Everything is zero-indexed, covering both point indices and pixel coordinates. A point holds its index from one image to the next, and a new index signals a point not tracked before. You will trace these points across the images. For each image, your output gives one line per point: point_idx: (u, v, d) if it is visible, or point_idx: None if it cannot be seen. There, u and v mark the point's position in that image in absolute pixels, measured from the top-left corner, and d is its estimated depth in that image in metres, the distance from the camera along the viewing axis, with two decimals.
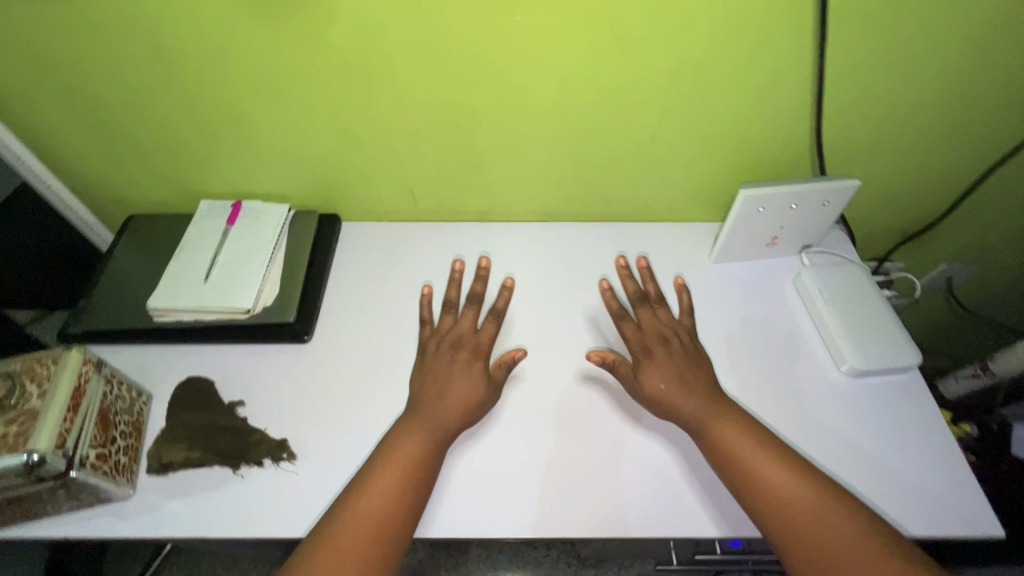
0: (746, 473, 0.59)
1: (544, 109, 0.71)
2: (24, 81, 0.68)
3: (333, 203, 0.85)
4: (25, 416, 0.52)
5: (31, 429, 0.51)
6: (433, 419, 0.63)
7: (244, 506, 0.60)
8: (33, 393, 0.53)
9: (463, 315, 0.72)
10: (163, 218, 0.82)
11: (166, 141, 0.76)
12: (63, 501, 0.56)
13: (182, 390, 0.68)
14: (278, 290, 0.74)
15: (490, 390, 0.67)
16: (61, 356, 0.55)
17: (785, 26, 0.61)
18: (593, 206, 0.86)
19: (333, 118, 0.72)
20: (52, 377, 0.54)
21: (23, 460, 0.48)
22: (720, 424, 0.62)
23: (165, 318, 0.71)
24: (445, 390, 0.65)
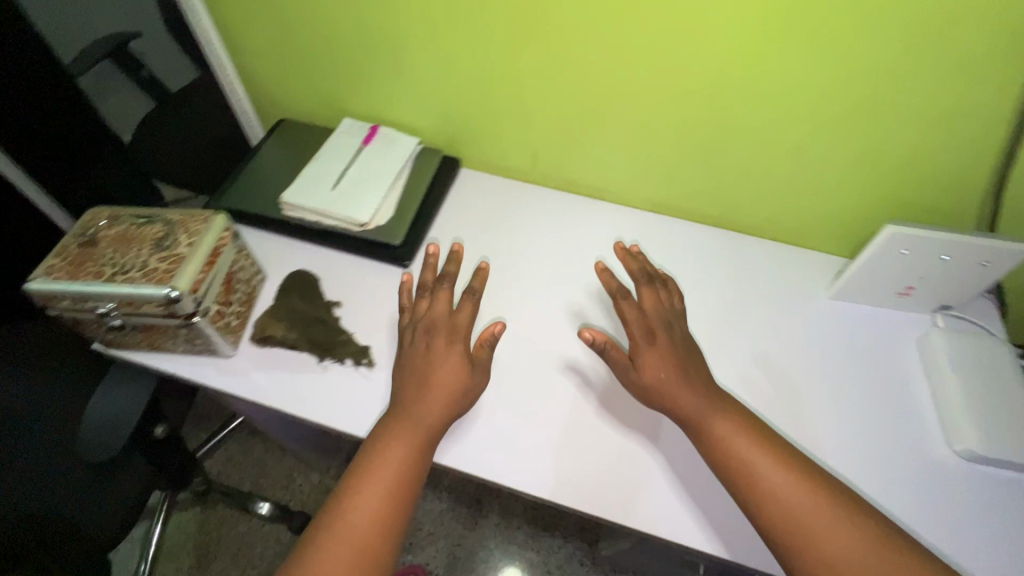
0: (744, 470, 0.54)
1: (696, 95, 0.68)
2: None
3: (458, 148, 0.88)
4: (173, 258, 0.57)
5: (176, 269, 0.56)
6: (418, 427, 0.58)
7: (321, 393, 0.65)
8: (184, 241, 0.59)
9: (437, 295, 0.67)
10: (308, 127, 0.89)
11: (331, 56, 0.82)
12: (181, 342, 0.63)
13: (289, 280, 0.74)
14: (392, 213, 0.78)
15: (475, 375, 0.62)
16: (210, 218, 0.61)
17: (1001, 50, 0.54)
18: (713, 209, 0.82)
19: (484, 63, 0.74)
20: (201, 233, 0.60)
21: (164, 294, 0.54)
22: (717, 420, 0.57)
23: (292, 214, 0.77)
24: (431, 392, 0.60)
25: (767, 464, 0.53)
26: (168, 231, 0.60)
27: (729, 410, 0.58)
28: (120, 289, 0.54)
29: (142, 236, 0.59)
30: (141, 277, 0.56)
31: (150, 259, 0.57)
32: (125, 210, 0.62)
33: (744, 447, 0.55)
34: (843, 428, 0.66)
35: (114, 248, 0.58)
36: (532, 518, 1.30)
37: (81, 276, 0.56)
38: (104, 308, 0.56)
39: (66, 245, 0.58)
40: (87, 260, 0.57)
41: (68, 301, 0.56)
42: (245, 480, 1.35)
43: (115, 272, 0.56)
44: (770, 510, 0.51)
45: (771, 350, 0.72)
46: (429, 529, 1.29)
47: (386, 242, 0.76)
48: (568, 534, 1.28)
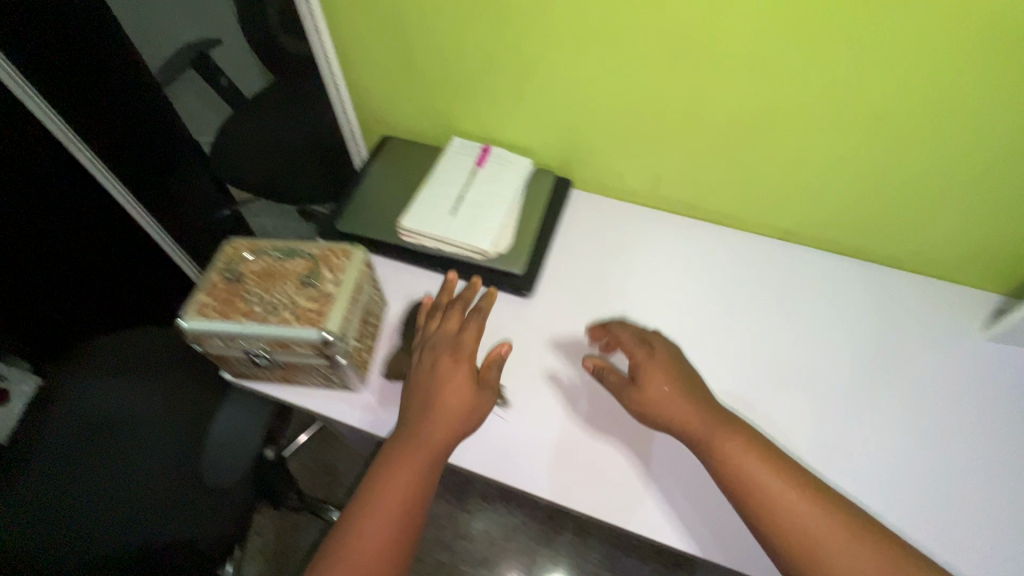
0: (742, 490, 0.53)
1: (859, 121, 0.63)
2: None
3: (571, 169, 0.85)
4: (321, 297, 0.56)
5: (326, 310, 0.55)
6: (425, 451, 0.56)
7: None
8: (330, 279, 0.57)
9: (448, 316, 0.65)
10: (415, 147, 0.87)
11: (448, 76, 0.79)
12: (316, 378, 0.62)
13: (412, 311, 0.72)
14: (511, 240, 0.76)
15: (485, 392, 0.61)
16: (351, 253, 0.59)
17: None
18: (849, 237, 0.77)
19: (618, 86, 0.71)
20: (345, 270, 0.58)
21: (320, 337, 0.53)
22: (726, 441, 0.55)
23: (409, 240, 0.75)
24: (437, 417, 0.57)
25: (769, 481, 0.52)
26: (312, 266, 0.58)
27: (737, 431, 0.56)
28: (274, 331, 0.53)
29: (286, 273, 0.58)
30: (292, 318, 0.54)
31: (298, 298, 0.56)
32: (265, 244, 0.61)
33: (746, 461, 0.54)
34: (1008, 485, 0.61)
35: (260, 285, 0.57)
36: (608, 536, 1.26)
37: (231, 315, 0.54)
38: (253, 347, 0.55)
39: (212, 281, 0.58)
40: (235, 297, 0.56)
41: (217, 340, 0.55)
42: (319, 488, 1.36)
43: (265, 312, 0.55)
44: (766, 522, 0.51)
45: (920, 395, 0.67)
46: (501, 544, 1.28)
47: (507, 272, 0.74)
48: (644, 555, 1.25)
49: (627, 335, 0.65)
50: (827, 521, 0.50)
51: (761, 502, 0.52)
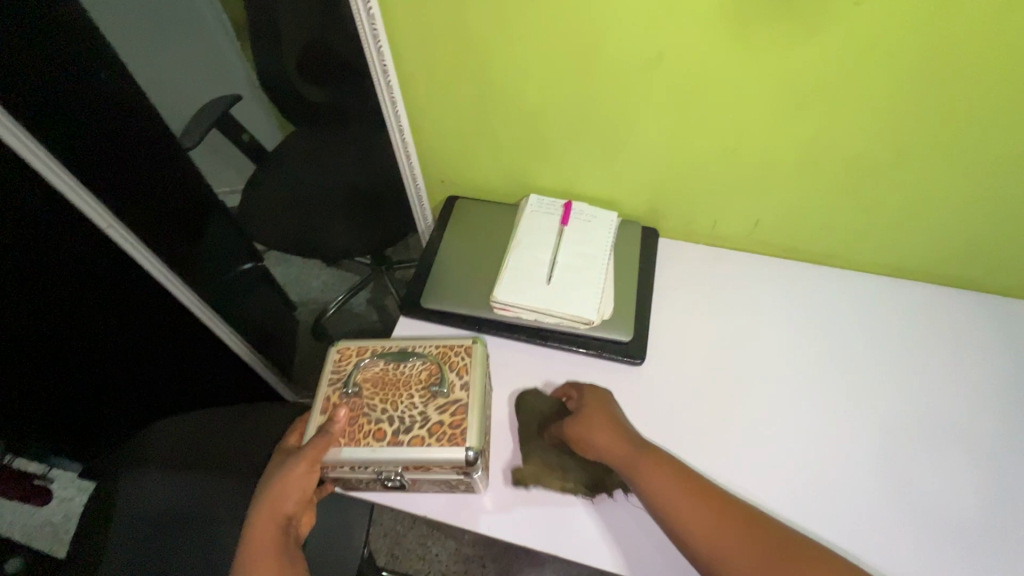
0: (662, 507, 0.53)
1: (999, 159, 0.60)
2: (435, 62, 0.70)
3: (657, 218, 0.81)
4: (452, 407, 0.58)
5: (460, 422, 0.57)
6: (268, 523, 0.55)
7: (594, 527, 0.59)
8: (457, 385, 0.59)
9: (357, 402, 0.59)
10: (491, 206, 0.83)
11: (529, 134, 0.75)
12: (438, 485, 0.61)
13: (523, 405, 0.67)
14: (613, 303, 0.71)
15: (320, 444, 0.56)
16: (473, 349, 0.62)
17: None
18: (966, 271, 0.73)
19: (720, 135, 0.67)
20: (470, 370, 0.61)
21: (465, 455, 0.55)
22: (652, 474, 0.55)
23: (505, 312, 0.70)
24: (275, 493, 0.56)
25: (689, 504, 0.52)
26: (438, 370, 0.61)
27: (664, 459, 0.56)
28: (412, 451, 0.55)
29: (406, 379, 0.60)
30: (429, 434, 0.57)
31: (429, 411, 0.58)
32: (374, 347, 0.64)
33: (664, 489, 0.54)
34: None
35: (382, 397, 0.59)
36: None
37: (360, 437, 0.57)
38: (387, 468, 0.57)
39: (328, 396, 0.60)
40: (360, 415, 0.58)
41: (348, 466, 0.58)
42: None
43: (397, 430, 0.57)
44: (688, 536, 0.51)
45: None
46: None
47: (615, 339, 0.69)
48: None
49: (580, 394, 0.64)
50: (736, 527, 0.50)
51: (675, 520, 0.52)
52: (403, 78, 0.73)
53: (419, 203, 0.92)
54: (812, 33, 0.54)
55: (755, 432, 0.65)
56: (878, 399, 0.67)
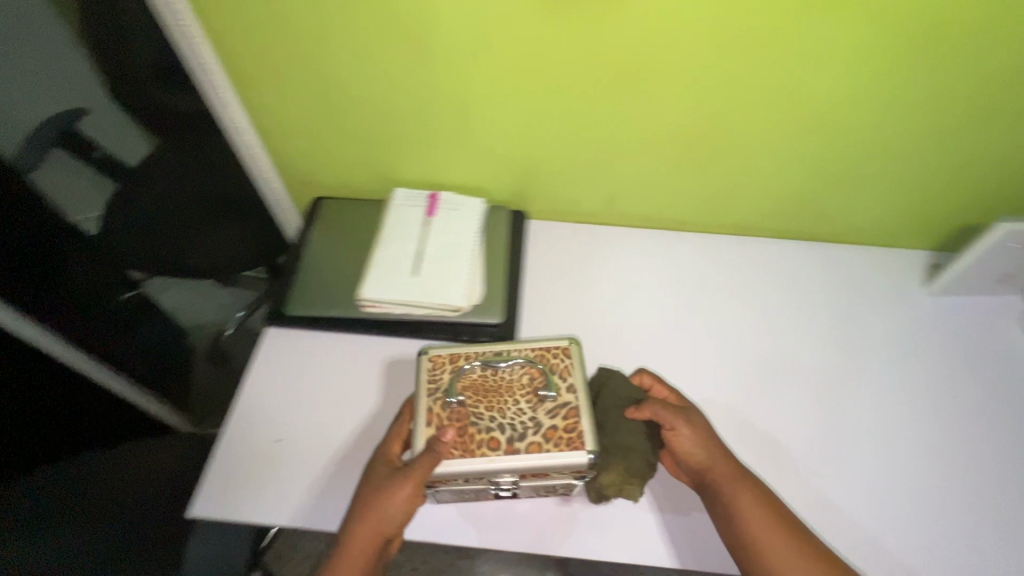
0: (741, 528, 0.54)
1: (800, 114, 0.67)
2: (268, 56, 0.67)
3: (524, 200, 0.82)
4: (563, 410, 0.56)
5: (576, 426, 0.55)
6: (361, 540, 0.54)
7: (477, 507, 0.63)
8: (565, 387, 0.58)
9: (460, 410, 0.57)
10: (356, 203, 0.80)
11: (383, 126, 0.74)
12: (538, 492, 0.61)
13: (603, 385, 0.64)
14: (483, 288, 0.72)
15: (416, 471, 0.53)
16: (570, 348, 0.61)
17: None
18: (796, 224, 0.81)
19: (562, 112, 0.70)
20: (572, 371, 0.59)
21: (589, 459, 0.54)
22: (738, 494, 0.55)
23: (374, 309, 0.69)
24: (369, 512, 0.54)
25: (766, 531, 0.53)
26: (547, 374, 0.59)
27: (751, 481, 0.56)
28: (534, 459, 0.54)
29: (510, 384, 0.58)
30: (545, 440, 0.55)
31: (540, 416, 0.56)
32: (469, 351, 0.61)
33: (749, 510, 0.54)
34: (976, 428, 0.68)
35: (486, 403, 0.57)
36: None
37: (474, 449, 0.54)
38: (501, 477, 0.56)
39: (429, 407, 0.57)
40: (468, 425, 0.56)
41: (459, 478, 0.56)
42: None
43: (512, 437, 0.55)
44: (757, 559, 0.52)
45: (895, 360, 0.72)
46: None
47: (487, 322, 0.70)
48: None
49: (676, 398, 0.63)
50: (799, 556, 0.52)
51: (748, 543, 0.53)
52: (239, 76, 0.69)
53: (279, 202, 0.88)
54: (619, 9, 0.58)
55: None
56: (734, 347, 0.73)
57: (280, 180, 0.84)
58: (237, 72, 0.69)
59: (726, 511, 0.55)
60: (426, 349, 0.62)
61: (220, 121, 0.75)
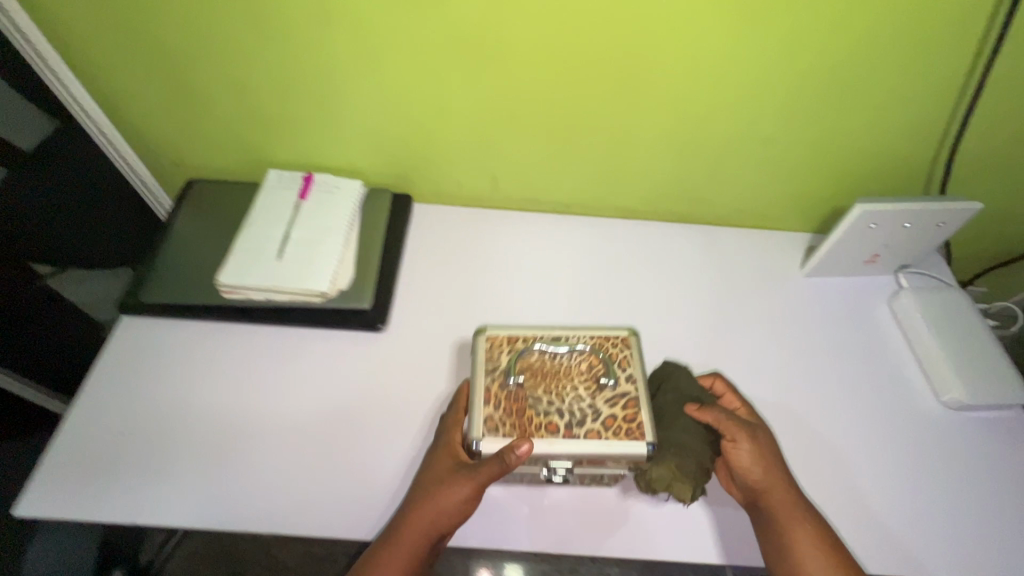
0: (792, 564, 0.53)
1: (665, 95, 0.67)
2: (108, 28, 0.63)
3: (407, 184, 0.80)
4: (622, 400, 0.55)
5: (635, 417, 0.54)
6: (414, 535, 0.53)
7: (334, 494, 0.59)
8: (624, 377, 0.56)
9: (516, 394, 0.55)
10: (229, 185, 0.77)
11: (247, 106, 0.71)
12: (584, 479, 0.60)
13: (677, 381, 0.63)
14: (352, 274, 0.70)
15: (488, 472, 0.51)
16: (630, 340, 0.60)
17: (920, 28, 0.59)
18: (679, 207, 0.82)
19: (427, 92, 0.68)
20: (632, 362, 0.58)
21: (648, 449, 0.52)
22: (797, 532, 0.54)
23: (234, 296, 0.66)
24: (422, 505, 0.54)
25: (820, 569, 0.52)
26: (608, 363, 0.57)
27: (803, 511, 0.55)
28: (591, 446, 0.52)
29: (568, 370, 0.57)
30: (604, 428, 0.53)
31: (598, 403, 0.55)
32: (533, 335, 0.60)
33: (804, 545, 0.53)
34: (839, 405, 0.69)
35: (545, 387, 0.55)
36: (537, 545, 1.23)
37: (535, 432, 0.53)
38: (560, 462, 0.54)
39: (488, 387, 0.56)
40: (527, 408, 0.54)
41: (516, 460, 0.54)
42: None
43: (570, 423, 0.53)
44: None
45: (766, 341, 0.74)
46: None
47: (354, 308, 0.68)
48: None
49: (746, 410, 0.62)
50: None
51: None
52: (80, 48, 0.65)
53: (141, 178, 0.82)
54: None
55: None
56: None
57: (137, 157, 0.79)
58: (77, 45, 0.65)
59: (781, 546, 0.54)
60: (479, 330, 0.61)
61: (52, 96, 0.69)
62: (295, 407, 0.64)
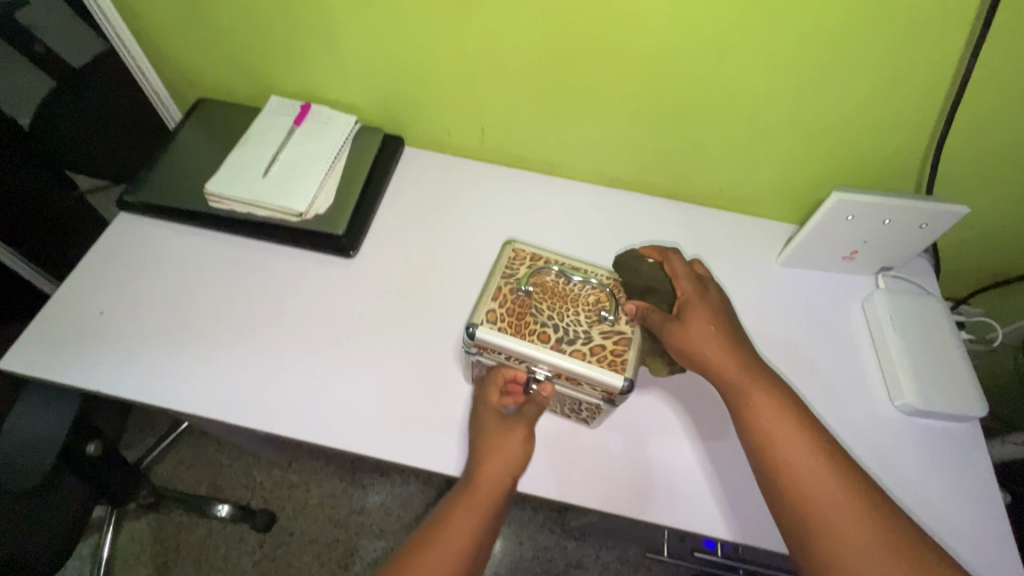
0: (753, 427, 0.52)
1: (651, 65, 0.65)
2: None
3: (400, 126, 0.83)
4: (616, 336, 0.55)
5: (622, 354, 0.54)
6: (488, 485, 0.52)
7: (279, 395, 0.63)
8: (624, 317, 0.57)
9: (525, 299, 0.56)
10: (237, 107, 0.82)
11: (249, 33, 0.73)
12: (563, 405, 0.60)
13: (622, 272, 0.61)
14: (332, 201, 0.74)
15: (528, 416, 0.56)
16: (644, 291, 0.59)
17: (925, 19, 0.55)
18: (665, 180, 0.81)
19: (416, 37, 0.69)
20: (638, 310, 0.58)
21: (625, 384, 0.52)
22: (755, 397, 0.53)
23: (220, 205, 0.71)
24: (492, 456, 0.54)
25: (780, 429, 0.51)
26: (614, 300, 0.57)
27: (757, 372, 0.54)
28: (573, 364, 0.53)
29: (576, 297, 0.58)
30: (590, 353, 0.54)
31: (592, 331, 0.56)
32: (557, 258, 0.61)
33: (764, 408, 0.52)
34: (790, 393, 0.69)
35: (550, 303, 0.57)
36: None
37: (527, 337, 0.54)
38: (538, 373, 0.55)
39: (499, 286, 0.57)
40: (527, 314, 0.56)
41: (501, 354, 0.55)
42: (201, 483, 1.33)
43: (560, 339, 0.55)
44: (772, 461, 0.51)
45: None
46: (399, 512, 1.32)
47: (327, 233, 0.72)
48: (538, 506, 1.26)
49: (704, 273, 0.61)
50: (815, 452, 0.50)
51: (761, 438, 0.52)
52: None
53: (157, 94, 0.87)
54: None
55: (452, 319, 0.70)
56: None
57: (156, 74, 0.83)
58: None
59: (736, 409, 0.54)
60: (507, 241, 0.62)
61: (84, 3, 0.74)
62: (257, 315, 0.68)
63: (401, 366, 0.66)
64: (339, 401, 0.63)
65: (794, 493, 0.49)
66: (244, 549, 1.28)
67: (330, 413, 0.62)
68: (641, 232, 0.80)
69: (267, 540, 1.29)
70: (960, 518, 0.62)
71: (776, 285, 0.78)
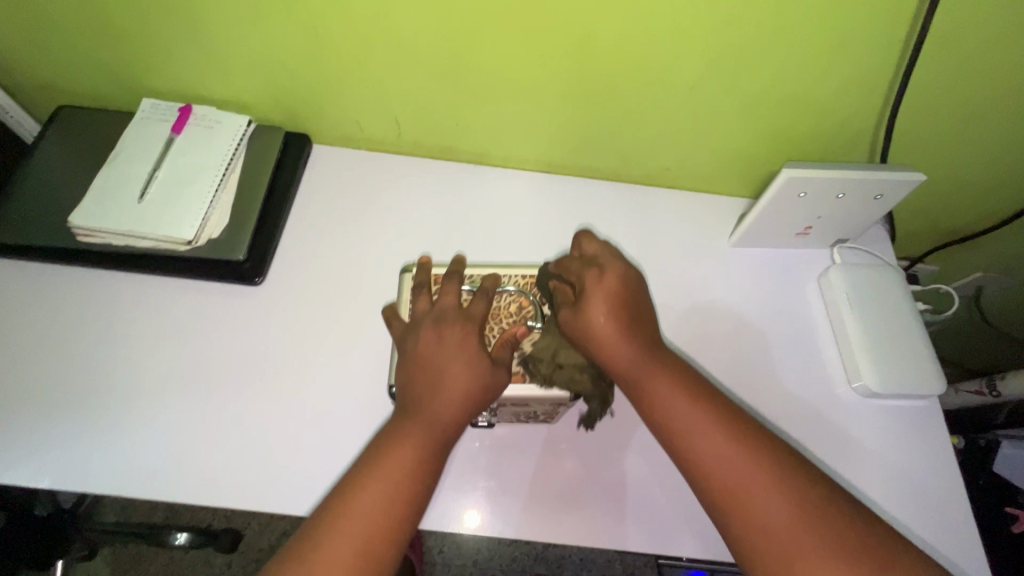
0: (661, 417, 0.48)
1: (575, 39, 0.56)
2: None
3: (304, 123, 0.72)
4: None
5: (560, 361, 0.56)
6: (400, 457, 0.47)
7: (188, 452, 0.56)
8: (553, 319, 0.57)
9: (425, 329, 0.53)
10: (104, 115, 0.70)
11: (96, 26, 0.60)
12: (518, 417, 0.59)
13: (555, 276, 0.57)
14: (227, 221, 0.64)
15: (496, 382, 0.51)
16: None
17: None
18: (605, 162, 0.74)
19: (296, 21, 0.57)
20: None
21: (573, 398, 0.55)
22: (653, 381, 0.49)
23: (91, 239, 0.61)
24: (405, 441, 0.48)
25: (690, 420, 0.47)
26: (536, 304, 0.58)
27: (664, 360, 0.51)
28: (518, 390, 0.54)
29: (499, 310, 0.58)
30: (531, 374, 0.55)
31: (527, 349, 0.56)
32: (465, 275, 0.60)
33: (668, 398, 0.48)
34: (747, 386, 0.65)
35: None
36: None
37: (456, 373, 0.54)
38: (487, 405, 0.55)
39: (398, 335, 0.56)
40: None
41: None
42: (156, 511, 1.26)
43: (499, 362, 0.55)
44: (682, 453, 0.47)
45: (683, 314, 0.69)
46: None
47: (226, 260, 0.63)
48: None
49: (606, 252, 0.56)
50: (753, 467, 0.44)
51: (673, 434, 0.47)
52: None
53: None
54: None
55: (381, 344, 0.63)
56: None
57: None
58: None
59: (641, 401, 0.50)
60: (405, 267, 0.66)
61: None
62: (153, 365, 0.60)
63: (325, 403, 0.59)
64: (258, 452, 0.56)
65: (725, 506, 0.44)
66: (212, 572, 1.22)
67: (251, 468, 0.56)
68: (584, 222, 0.74)
69: (235, 559, 1.23)
70: (923, 498, 0.61)
71: (732, 266, 0.73)
